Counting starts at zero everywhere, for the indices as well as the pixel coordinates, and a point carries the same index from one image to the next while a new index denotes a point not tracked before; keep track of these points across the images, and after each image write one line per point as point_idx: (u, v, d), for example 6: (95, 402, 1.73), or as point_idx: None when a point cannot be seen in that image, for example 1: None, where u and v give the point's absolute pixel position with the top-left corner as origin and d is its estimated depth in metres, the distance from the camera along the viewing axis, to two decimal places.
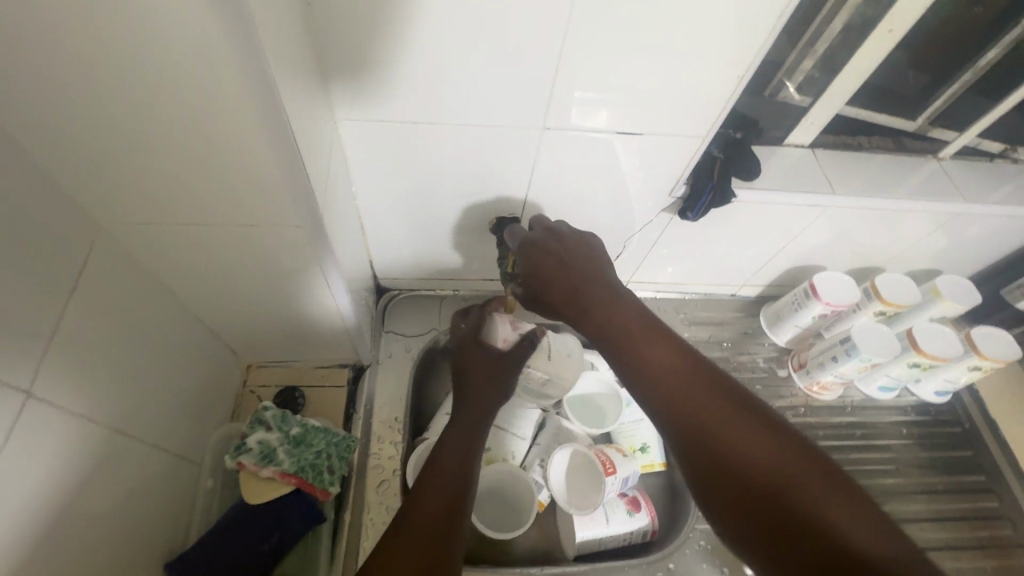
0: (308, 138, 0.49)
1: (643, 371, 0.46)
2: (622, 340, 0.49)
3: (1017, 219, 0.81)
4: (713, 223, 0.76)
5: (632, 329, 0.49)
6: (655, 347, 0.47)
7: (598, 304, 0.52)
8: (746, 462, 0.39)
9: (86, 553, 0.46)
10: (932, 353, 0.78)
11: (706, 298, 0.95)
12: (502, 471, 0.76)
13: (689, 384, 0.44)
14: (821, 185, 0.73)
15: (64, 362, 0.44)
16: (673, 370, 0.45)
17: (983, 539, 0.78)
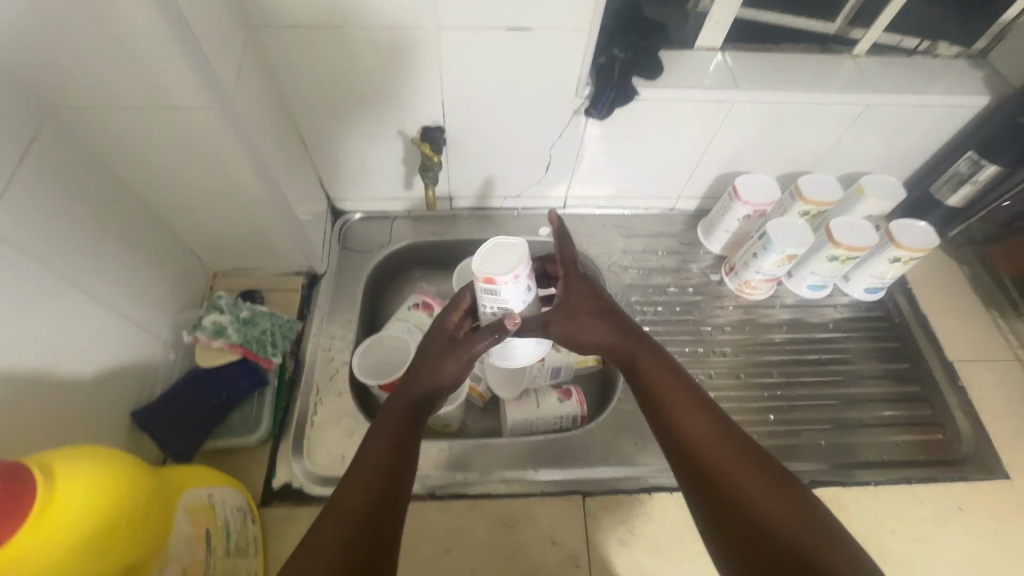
0: (217, 24, 0.54)
1: (666, 414, 0.55)
2: (650, 385, 0.57)
3: (938, 112, 0.81)
4: (630, 127, 0.81)
5: (664, 381, 0.57)
6: (677, 391, 0.56)
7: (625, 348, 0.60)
8: (748, 504, 0.47)
9: (50, 387, 0.54)
10: (849, 245, 0.82)
11: (646, 213, 1.00)
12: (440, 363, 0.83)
13: (706, 431, 0.52)
14: (725, 82, 0.77)
15: (18, 212, 0.50)
16: (693, 417, 0.54)
17: (901, 417, 0.82)
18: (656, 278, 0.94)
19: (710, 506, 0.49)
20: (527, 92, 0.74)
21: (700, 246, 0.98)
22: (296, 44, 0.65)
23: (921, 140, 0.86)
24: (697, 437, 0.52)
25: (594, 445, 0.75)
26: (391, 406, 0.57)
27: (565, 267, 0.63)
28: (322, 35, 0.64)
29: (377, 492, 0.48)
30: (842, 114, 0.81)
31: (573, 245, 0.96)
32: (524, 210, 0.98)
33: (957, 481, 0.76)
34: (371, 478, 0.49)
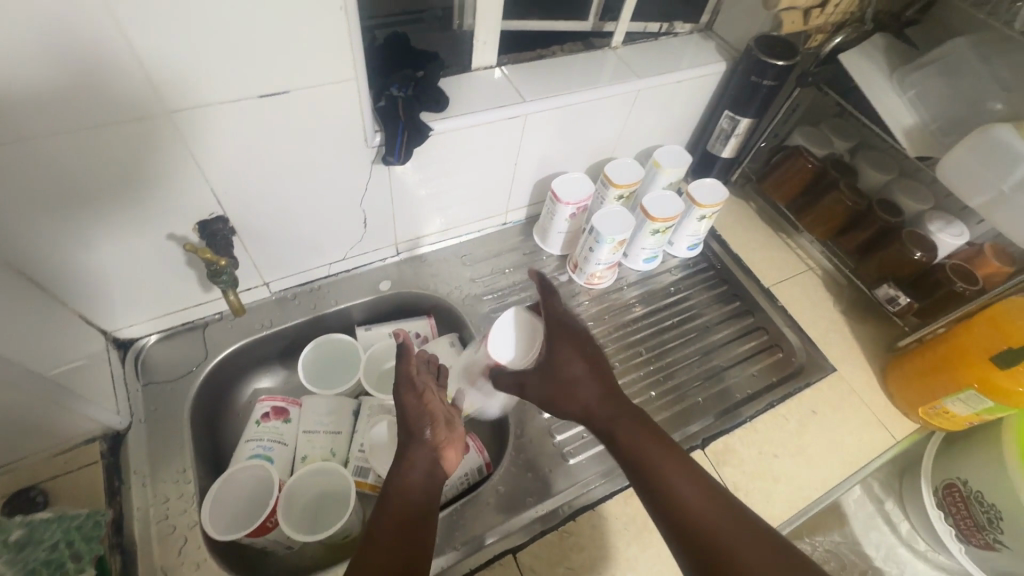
0: None
1: (647, 466, 0.61)
2: (633, 447, 0.63)
3: (693, 83, 0.92)
4: (436, 160, 0.77)
5: (634, 432, 0.64)
6: (657, 448, 0.62)
7: (607, 407, 0.67)
8: (727, 544, 0.53)
9: None
10: (663, 216, 0.89)
11: (482, 235, 0.98)
12: (314, 472, 0.71)
13: (676, 476, 0.59)
14: (510, 96, 0.77)
15: None
16: (672, 473, 0.60)
17: (749, 351, 0.92)
18: (510, 298, 0.93)
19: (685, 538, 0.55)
20: (315, 154, 0.66)
21: (540, 252, 0.99)
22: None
23: (689, 108, 0.97)
24: (670, 482, 0.59)
25: (508, 495, 0.72)
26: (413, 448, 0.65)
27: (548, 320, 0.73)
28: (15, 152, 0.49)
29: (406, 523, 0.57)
30: (620, 103, 0.87)
31: (420, 290, 0.91)
32: (355, 270, 0.89)
33: (804, 389, 0.87)
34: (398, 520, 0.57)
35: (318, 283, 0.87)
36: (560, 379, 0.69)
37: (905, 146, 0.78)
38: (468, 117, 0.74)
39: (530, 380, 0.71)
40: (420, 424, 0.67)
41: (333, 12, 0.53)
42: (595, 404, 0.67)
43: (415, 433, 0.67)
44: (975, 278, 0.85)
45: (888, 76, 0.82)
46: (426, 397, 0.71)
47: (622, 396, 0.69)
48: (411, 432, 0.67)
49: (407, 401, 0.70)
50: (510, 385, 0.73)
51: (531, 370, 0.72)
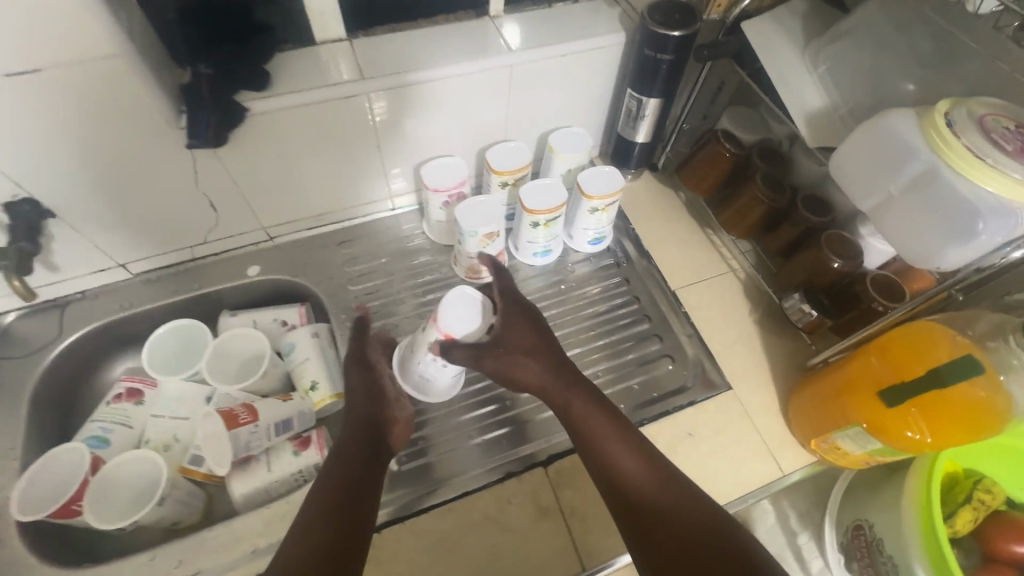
0: None
1: (592, 445, 0.61)
2: (584, 424, 0.63)
3: (586, 56, 0.81)
4: (273, 144, 0.72)
5: (581, 409, 0.63)
6: (604, 426, 0.62)
7: (556, 384, 0.66)
8: (667, 518, 0.53)
9: None
10: (541, 209, 0.81)
11: (367, 220, 0.93)
12: (132, 458, 0.71)
13: (624, 455, 0.59)
14: (351, 73, 0.71)
15: None
16: (622, 452, 0.60)
17: (636, 361, 0.83)
18: (383, 289, 0.88)
19: (630, 514, 0.56)
20: (114, 136, 0.63)
21: (428, 240, 0.93)
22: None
23: (592, 85, 0.86)
24: (617, 460, 0.59)
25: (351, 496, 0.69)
26: (347, 431, 0.64)
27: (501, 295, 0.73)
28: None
29: (346, 500, 0.56)
30: (495, 80, 0.79)
31: (288, 277, 0.87)
32: (223, 254, 0.87)
33: (686, 408, 0.78)
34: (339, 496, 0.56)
35: (184, 266, 0.86)
36: (513, 350, 0.68)
37: (804, 135, 0.65)
38: (295, 95, 0.68)
39: (486, 353, 0.67)
40: (356, 405, 0.67)
41: None
42: (547, 378, 0.66)
43: (368, 411, 0.66)
44: (899, 294, 0.72)
45: (802, 48, 0.68)
46: (379, 378, 0.71)
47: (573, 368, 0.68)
48: (352, 411, 0.67)
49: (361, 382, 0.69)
50: (465, 358, 0.67)
51: (485, 343, 0.68)
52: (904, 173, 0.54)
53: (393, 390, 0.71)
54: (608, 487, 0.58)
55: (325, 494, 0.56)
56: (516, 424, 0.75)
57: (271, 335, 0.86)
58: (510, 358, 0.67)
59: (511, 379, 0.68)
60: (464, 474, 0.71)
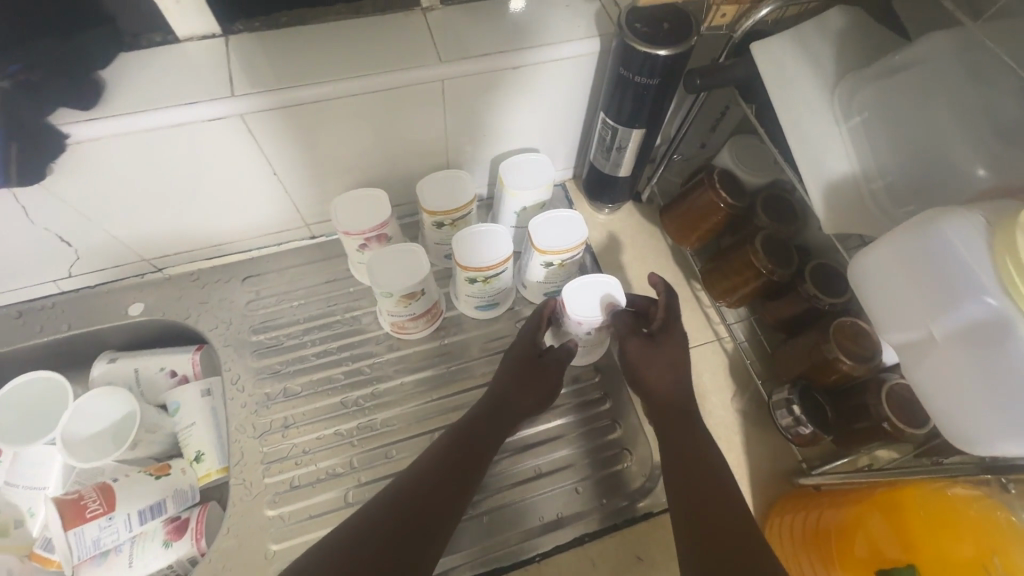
0: None
1: (687, 459, 0.57)
2: (677, 448, 0.58)
3: (547, 69, 0.62)
4: (124, 174, 0.56)
5: (686, 439, 0.59)
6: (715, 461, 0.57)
7: (673, 416, 0.61)
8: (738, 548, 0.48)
9: None
10: (475, 266, 0.65)
11: (282, 248, 0.77)
12: None
13: (718, 491, 0.54)
14: (219, 86, 0.53)
15: None
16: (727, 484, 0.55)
17: (588, 452, 0.68)
18: (292, 339, 0.73)
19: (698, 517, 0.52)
20: None
21: (353, 279, 0.77)
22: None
23: (558, 102, 0.67)
24: (709, 486, 0.54)
25: None
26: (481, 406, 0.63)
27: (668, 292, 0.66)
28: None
29: (435, 478, 0.55)
30: (425, 96, 0.60)
31: (179, 318, 0.73)
32: (101, 287, 0.72)
33: (638, 521, 0.64)
34: (429, 473, 0.55)
35: (54, 300, 0.71)
36: (659, 355, 0.63)
37: (818, 215, 0.47)
38: (142, 116, 0.51)
39: (632, 338, 0.63)
40: (522, 362, 0.65)
41: None
42: (669, 394, 0.62)
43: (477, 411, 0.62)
44: (920, 415, 0.56)
45: (828, 87, 0.49)
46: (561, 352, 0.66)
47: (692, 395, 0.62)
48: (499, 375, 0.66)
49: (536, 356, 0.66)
50: (621, 327, 0.64)
51: (635, 331, 0.63)
52: (954, 315, 0.37)
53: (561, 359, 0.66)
54: (689, 516, 0.52)
55: (419, 478, 0.55)
56: (601, 451, 0.68)
57: (156, 387, 0.72)
58: (633, 357, 0.63)
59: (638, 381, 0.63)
60: None
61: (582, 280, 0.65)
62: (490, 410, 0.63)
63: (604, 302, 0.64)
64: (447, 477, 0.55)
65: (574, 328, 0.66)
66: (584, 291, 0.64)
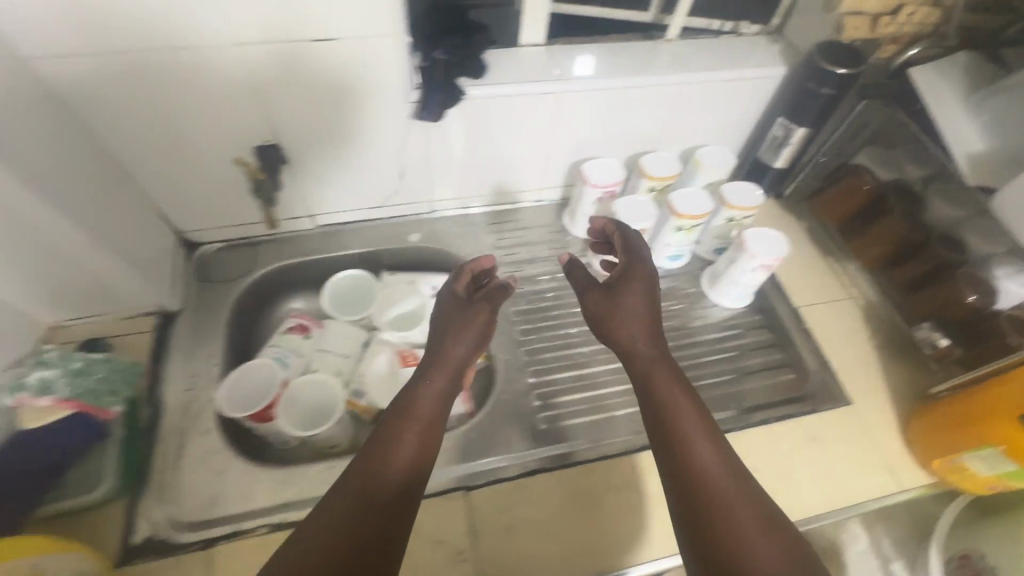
0: None
1: (672, 420, 0.56)
2: (666, 403, 0.58)
3: (745, 84, 0.90)
4: (470, 126, 0.83)
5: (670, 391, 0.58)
6: (691, 414, 0.57)
7: (652, 361, 0.62)
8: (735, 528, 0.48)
9: None
10: (690, 214, 0.88)
11: (515, 207, 1.03)
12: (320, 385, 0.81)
13: (710, 452, 0.54)
14: (550, 74, 0.81)
15: None
16: (699, 443, 0.55)
17: (759, 365, 0.89)
18: (527, 269, 0.97)
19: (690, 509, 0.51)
20: (358, 102, 0.75)
21: (567, 233, 1.02)
22: (83, 69, 0.62)
23: (742, 111, 0.95)
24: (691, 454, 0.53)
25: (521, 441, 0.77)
26: (436, 372, 0.61)
27: (627, 253, 0.72)
28: (117, 59, 0.62)
29: (361, 477, 0.50)
30: (664, 94, 0.88)
31: (444, 248, 0.98)
32: (391, 220, 0.98)
33: (807, 414, 0.83)
34: (362, 471, 0.50)
35: (357, 225, 0.97)
36: (619, 304, 0.66)
37: (964, 173, 0.71)
38: (504, 86, 0.79)
39: (594, 289, 0.69)
40: (457, 326, 0.66)
41: None
42: (648, 343, 0.63)
43: (428, 377, 0.60)
44: None
45: (964, 97, 0.75)
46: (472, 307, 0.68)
47: (649, 336, 0.64)
48: (440, 340, 0.64)
49: (460, 315, 0.67)
50: (580, 282, 0.71)
51: (597, 286, 0.69)
52: None
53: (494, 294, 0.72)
54: (687, 512, 0.51)
55: (360, 477, 0.50)
56: (769, 365, 0.89)
57: None
58: (605, 311, 0.66)
59: (612, 332, 0.66)
60: (602, 439, 0.78)
61: (760, 231, 0.86)
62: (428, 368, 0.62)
63: (775, 247, 0.84)
64: (372, 449, 0.52)
65: (744, 260, 0.86)
66: (761, 237, 0.86)
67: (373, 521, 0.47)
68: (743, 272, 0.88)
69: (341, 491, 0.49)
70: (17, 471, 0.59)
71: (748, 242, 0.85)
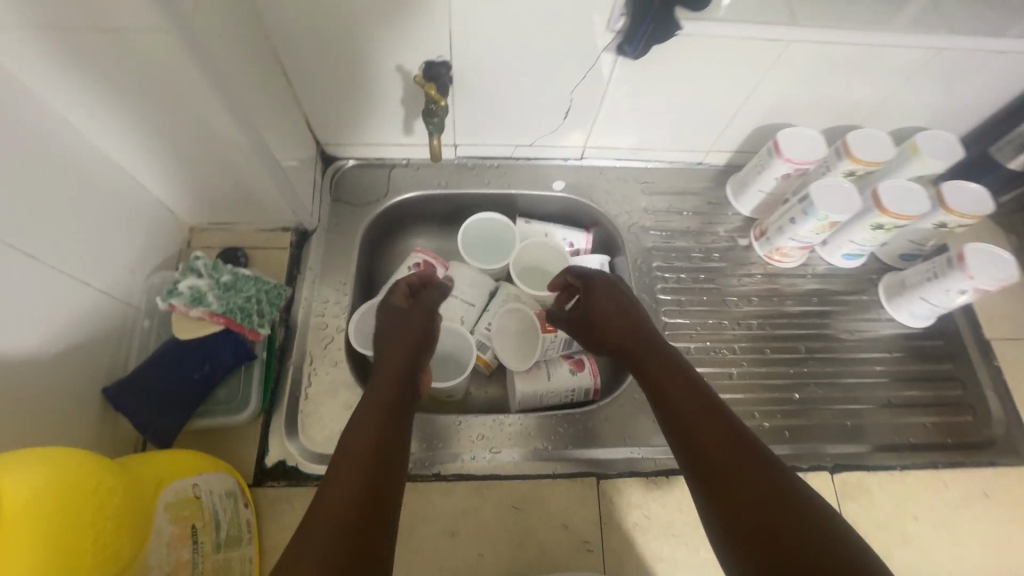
0: None
1: (658, 387, 0.54)
2: (654, 374, 0.56)
3: (1015, 59, 0.71)
4: (664, 68, 0.70)
5: (661, 365, 0.57)
6: (680, 376, 0.54)
7: (641, 344, 0.61)
8: (738, 470, 0.44)
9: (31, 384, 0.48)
10: (897, 212, 0.73)
11: (671, 167, 0.90)
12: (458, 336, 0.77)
13: (699, 406, 0.50)
14: (784, 16, 0.65)
15: None
16: (688, 399, 0.51)
17: (932, 398, 0.77)
18: (678, 241, 0.86)
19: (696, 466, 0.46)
20: (554, 22, 0.63)
21: (726, 206, 0.89)
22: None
23: (990, 92, 0.77)
24: (682, 412, 0.50)
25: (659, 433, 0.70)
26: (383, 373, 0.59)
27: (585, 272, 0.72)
28: None
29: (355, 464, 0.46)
30: (910, 60, 0.71)
31: (588, 201, 0.88)
32: (534, 161, 0.88)
33: (984, 466, 0.72)
34: (346, 457, 0.47)
35: (498, 161, 0.88)
36: (591, 308, 0.67)
37: None
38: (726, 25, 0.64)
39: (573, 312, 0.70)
40: (384, 334, 0.64)
41: None
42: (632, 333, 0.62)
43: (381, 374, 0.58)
44: None
45: None
46: (409, 313, 0.67)
47: (630, 325, 0.63)
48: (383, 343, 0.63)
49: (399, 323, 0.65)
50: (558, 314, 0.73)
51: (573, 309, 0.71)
52: None
53: (421, 306, 0.69)
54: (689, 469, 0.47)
55: (335, 476, 0.45)
56: (945, 400, 0.77)
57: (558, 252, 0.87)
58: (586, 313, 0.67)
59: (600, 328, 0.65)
60: None
61: (987, 248, 0.71)
62: (383, 367, 0.60)
63: (1002, 272, 0.70)
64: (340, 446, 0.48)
65: (954, 279, 0.72)
66: (986, 255, 0.71)
67: (354, 512, 0.42)
68: (944, 293, 0.74)
69: (330, 483, 0.44)
70: (174, 381, 0.58)
71: (970, 258, 0.70)
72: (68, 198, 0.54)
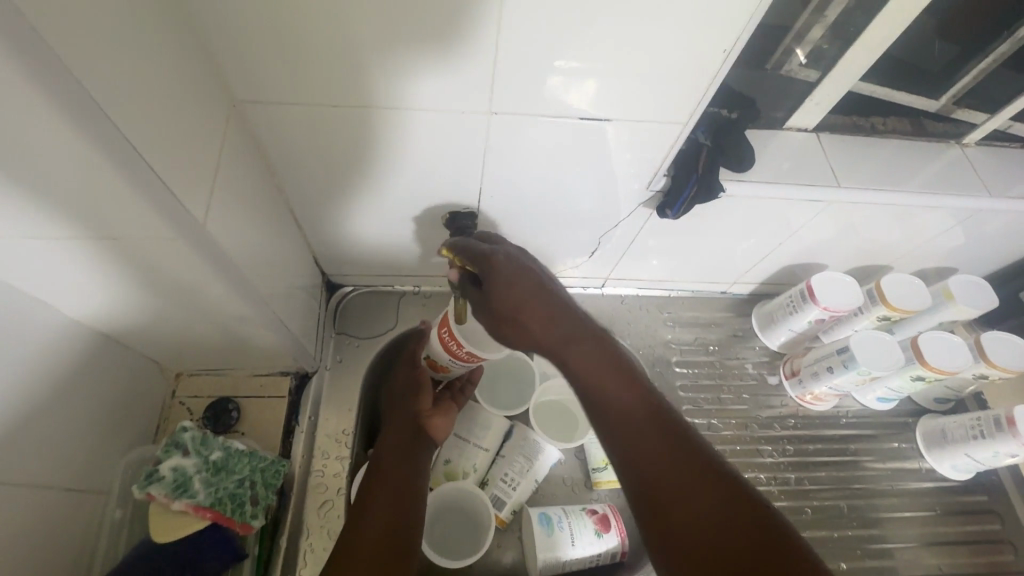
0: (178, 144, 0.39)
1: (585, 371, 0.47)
2: (574, 360, 0.47)
3: None
4: (699, 218, 0.67)
5: (589, 357, 0.46)
6: (612, 373, 0.46)
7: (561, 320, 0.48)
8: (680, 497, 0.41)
9: None
10: (940, 368, 0.70)
11: (694, 295, 0.87)
12: (470, 496, 0.70)
13: (631, 412, 0.45)
14: (824, 177, 0.64)
15: None
16: (618, 403, 0.45)
17: (981, 566, 0.72)
18: (705, 379, 0.81)
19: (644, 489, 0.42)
20: (591, 179, 0.60)
21: (752, 338, 0.85)
22: (307, 121, 0.50)
23: (1016, 241, 0.77)
24: (617, 411, 0.45)
25: None
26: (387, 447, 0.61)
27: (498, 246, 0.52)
28: (350, 110, 0.49)
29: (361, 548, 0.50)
30: (945, 215, 0.69)
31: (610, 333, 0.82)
32: None
33: None
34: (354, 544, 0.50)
35: None
36: (515, 295, 0.48)
37: None
38: (767, 186, 0.62)
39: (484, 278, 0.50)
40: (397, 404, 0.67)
41: (708, 54, 0.46)
42: (550, 322, 0.48)
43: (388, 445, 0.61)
44: None
45: None
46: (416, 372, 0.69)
47: (552, 288, 0.48)
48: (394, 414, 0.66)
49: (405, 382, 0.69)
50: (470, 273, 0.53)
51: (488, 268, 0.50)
52: None
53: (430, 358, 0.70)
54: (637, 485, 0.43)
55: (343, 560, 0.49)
56: (995, 567, 0.72)
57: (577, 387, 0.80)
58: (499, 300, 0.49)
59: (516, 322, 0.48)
60: None
61: None
62: (390, 436, 0.63)
63: None
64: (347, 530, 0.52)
65: (1006, 444, 0.68)
66: None
67: None
68: (993, 456, 0.70)
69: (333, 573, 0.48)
70: None
71: (1022, 424, 0.66)
72: (38, 391, 0.46)
